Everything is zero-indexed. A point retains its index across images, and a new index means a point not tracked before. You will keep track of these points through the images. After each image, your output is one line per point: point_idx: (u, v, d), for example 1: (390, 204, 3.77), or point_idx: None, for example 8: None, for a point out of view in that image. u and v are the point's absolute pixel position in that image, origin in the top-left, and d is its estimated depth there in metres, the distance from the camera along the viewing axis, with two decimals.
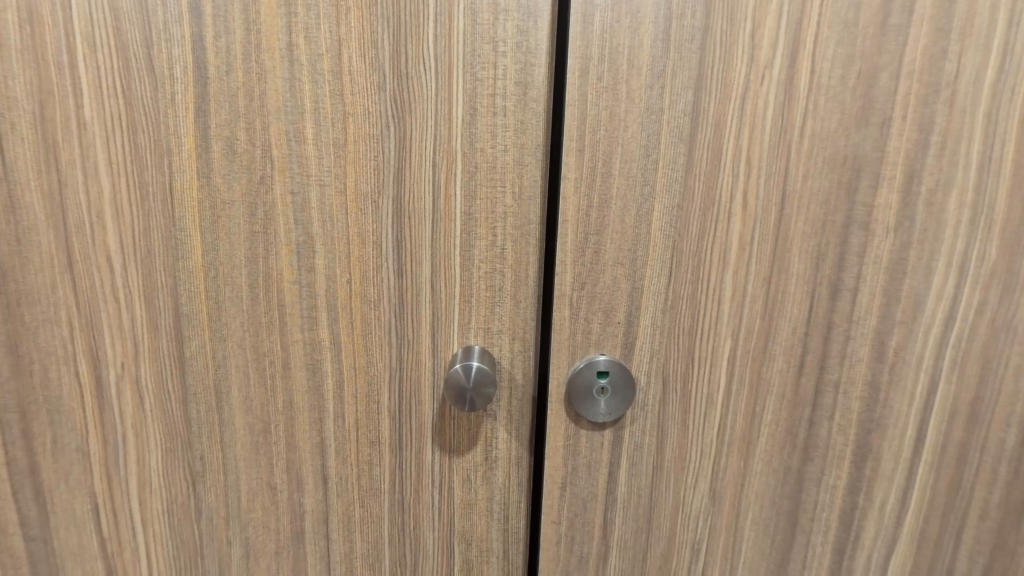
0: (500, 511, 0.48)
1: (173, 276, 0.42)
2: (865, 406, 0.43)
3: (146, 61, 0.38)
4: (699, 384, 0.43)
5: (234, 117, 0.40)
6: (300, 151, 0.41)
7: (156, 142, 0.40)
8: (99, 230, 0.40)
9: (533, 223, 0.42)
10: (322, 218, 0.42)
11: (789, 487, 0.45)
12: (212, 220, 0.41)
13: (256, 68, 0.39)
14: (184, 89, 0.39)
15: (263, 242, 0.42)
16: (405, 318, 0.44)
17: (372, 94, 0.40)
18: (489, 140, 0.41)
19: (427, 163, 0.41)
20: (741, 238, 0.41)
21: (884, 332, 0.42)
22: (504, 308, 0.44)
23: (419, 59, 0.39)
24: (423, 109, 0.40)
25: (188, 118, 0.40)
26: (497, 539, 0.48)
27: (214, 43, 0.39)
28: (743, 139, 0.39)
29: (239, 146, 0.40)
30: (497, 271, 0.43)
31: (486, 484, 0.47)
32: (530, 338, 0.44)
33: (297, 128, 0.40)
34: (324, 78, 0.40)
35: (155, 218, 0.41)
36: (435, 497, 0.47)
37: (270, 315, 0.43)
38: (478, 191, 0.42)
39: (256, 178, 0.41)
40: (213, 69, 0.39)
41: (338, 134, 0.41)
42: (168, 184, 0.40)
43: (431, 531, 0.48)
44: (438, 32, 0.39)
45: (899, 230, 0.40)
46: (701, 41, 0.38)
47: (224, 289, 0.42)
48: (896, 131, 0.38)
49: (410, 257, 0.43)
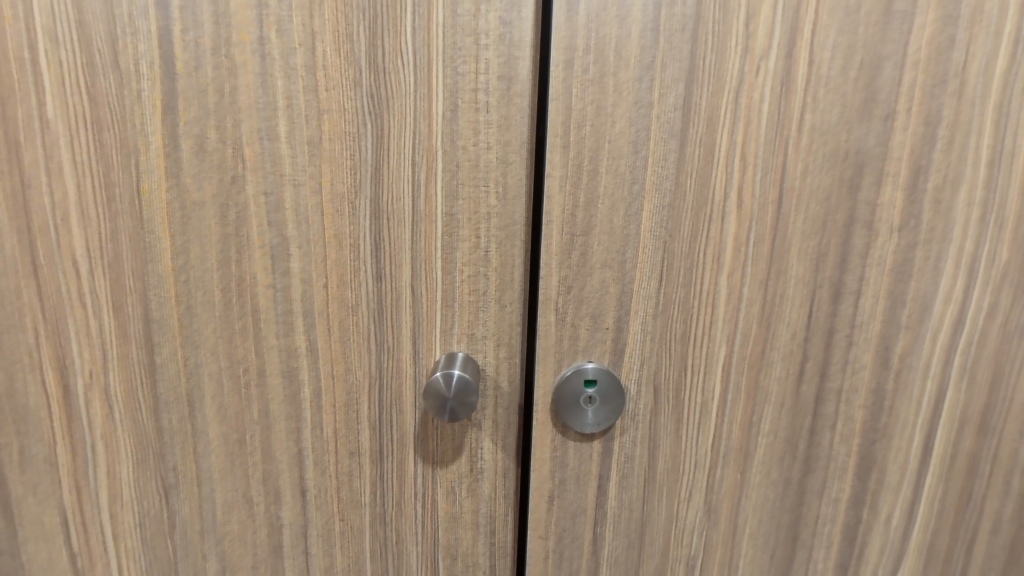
0: (486, 525, 0.46)
1: (144, 280, 0.40)
2: (869, 415, 0.41)
3: (110, 56, 0.37)
4: (693, 392, 0.41)
5: (203, 115, 0.38)
6: (273, 150, 0.39)
7: (123, 142, 0.38)
8: (65, 233, 0.39)
9: (519, 224, 0.40)
10: (296, 220, 0.40)
11: (789, 500, 0.43)
12: (183, 222, 0.40)
13: (226, 62, 0.38)
14: (151, 86, 0.37)
15: (235, 245, 0.40)
16: (385, 324, 0.42)
17: (348, 89, 0.38)
18: (472, 137, 0.39)
19: (406, 162, 0.39)
20: (736, 239, 0.38)
21: (889, 337, 0.39)
22: (489, 313, 0.42)
23: (396, 53, 0.38)
24: (401, 104, 0.38)
25: (155, 115, 0.38)
26: (484, 553, 0.47)
27: (182, 38, 0.37)
28: (738, 134, 0.37)
29: (209, 145, 0.39)
30: (482, 274, 0.41)
31: (471, 496, 0.45)
32: (516, 344, 0.42)
33: (270, 126, 0.39)
34: (297, 74, 0.38)
35: (123, 220, 0.39)
36: (418, 510, 0.45)
37: (244, 321, 0.41)
38: (460, 191, 0.40)
39: (227, 178, 0.39)
40: (181, 64, 0.37)
41: (313, 132, 0.39)
42: (137, 185, 0.39)
43: (415, 545, 0.46)
44: (418, 24, 0.37)
45: (904, 230, 0.38)
46: (693, 31, 0.36)
47: (197, 294, 0.41)
48: (900, 125, 0.36)
49: (390, 261, 0.41)
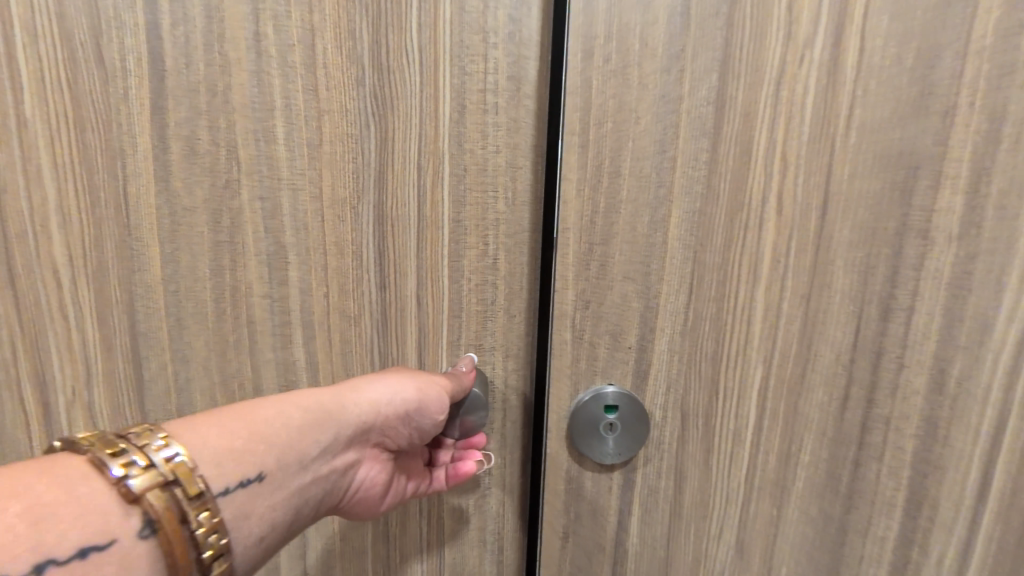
0: (493, 541, 0.46)
1: (130, 290, 0.38)
2: (921, 445, 0.36)
3: (95, 52, 0.34)
4: (725, 420, 0.37)
5: (195, 115, 0.36)
6: (270, 153, 0.37)
7: (109, 143, 0.36)
8: (45, 241, 0.37)
9: (525, 229, 0.41)
10: (294, 225, 0.39)
11: (830, 539, 0.39)
12: (172, 228, 0.37)
13: (219, 58, 0.35)
14: (137, 83, 0.35)
15: (229, 254, 0.38)
16: (388, 333, 0.41)
17: (349, 88, 0.37)
18: (479, 141, 0.39)
19: (412, 166, 0.39)
20: (775, 249, 0.35)
21: (945, 358, 0.34)
22: (496, 323, 0.42)
23: (400, 51, 0.37)
24: (406, 107, 0.38)
25: (142, 115, 0.35)
26: (491, 571, 0.47)
27: (172, 32, 0.35)
28: (778, 132, 0.33)
29: (200, 147, 0.36)
30: (489, 284, 0.41)
31: (478, 514, 0.45)
32: (523, 354, 0.43)
33: (264, 128, 0.37)
34: (295, 72, 0.36)
35: (107, 226, 0.37)
36: (422, 526, 0.45)
37: (239, 334, 0.40)
38: (467, 197, 0.40)
39: (220, 183, 0.37)
40: (171, 61, 0.35)
41: (313, 134, 0.37)
42: (122, 189, 0.36)
43: (420, 564, 0.45)
44: (422, 21, 0.37)
45: (963, 238, 0.32)
46: (727, 16, 0.32)
47: (186, 306, 0.39)
48: (961, 119, 0.31)
49: (393, 270, 0.40)
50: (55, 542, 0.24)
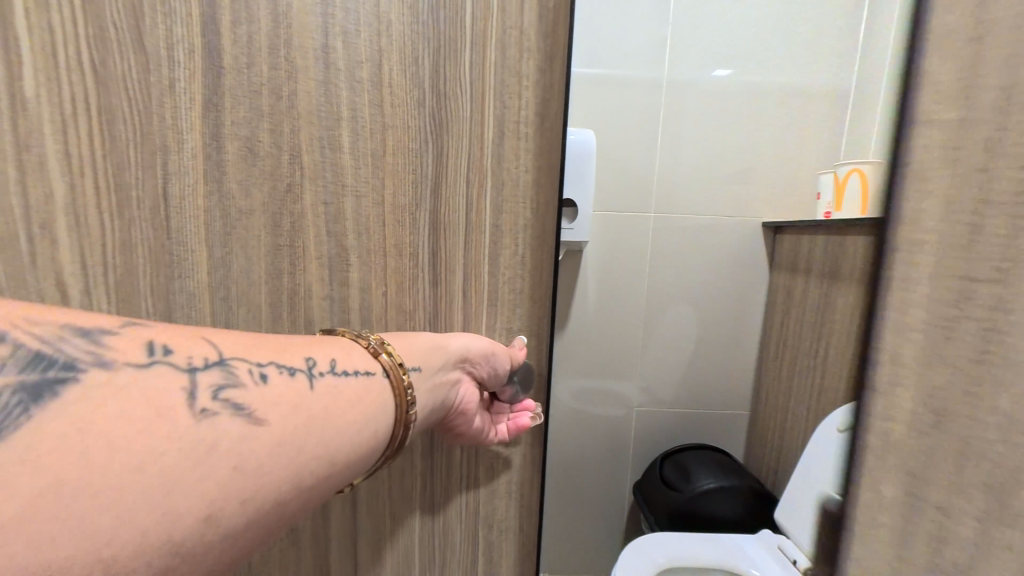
0: (517, 492, 0.62)
1: (169, 293, 0.46)
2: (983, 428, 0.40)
3: (138, 54, 0.42)
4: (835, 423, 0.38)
5: (255, 115, 0.46)
6: (334, 159, 0.49)
7: (146, 147, 0.44)
8: (47, 245, 0.42)
9: (546, 234, 0.60)
10: (356, 230, 0.51)
11: None
12: (226, 230, 0.47)
13: (286, 64, 0.47)
14: (186, 87, 0.44)
15: (287, 257, 0.49)
16: (438, 322, 0.56)
17: (411, 107, 0.50)
18: (514, 163, 0.55)
19: (462, 176, 0.53)
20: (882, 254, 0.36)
21: None
22: (522, 306, 0.59)
23: (455, 80, 0.51)
24: (459, 126, 0.52)
25: (196, 113, 0.45)
26: (514, 519, 0.62)
27: (233, 30, 0.45)
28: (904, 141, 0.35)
29: (260, 145, 0.47)
30: (518, 275, 0.58)
31: (508, 469, 0.61)
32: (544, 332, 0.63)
33: (331, 134, 0.49)
34: (360, 85, 0.48)
35: (140, 228, 0.44)
36: (461, 484, 0.59)
37: (295, 326, 0.50)
38: (503, 206, 0.55)
39: (282, 185, 0.48)
40: (230, 61, 0.45)
41: (375, 146, 0.50)
42: (161, 190, 0.44)
43: (457, 521, 0.60)
44: (474, 61, 0.51)
45: None
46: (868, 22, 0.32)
47: (235, 306, 0.48)
48: None
49: (443, 267, 0.54)
50: (289, 359, 0.40)
